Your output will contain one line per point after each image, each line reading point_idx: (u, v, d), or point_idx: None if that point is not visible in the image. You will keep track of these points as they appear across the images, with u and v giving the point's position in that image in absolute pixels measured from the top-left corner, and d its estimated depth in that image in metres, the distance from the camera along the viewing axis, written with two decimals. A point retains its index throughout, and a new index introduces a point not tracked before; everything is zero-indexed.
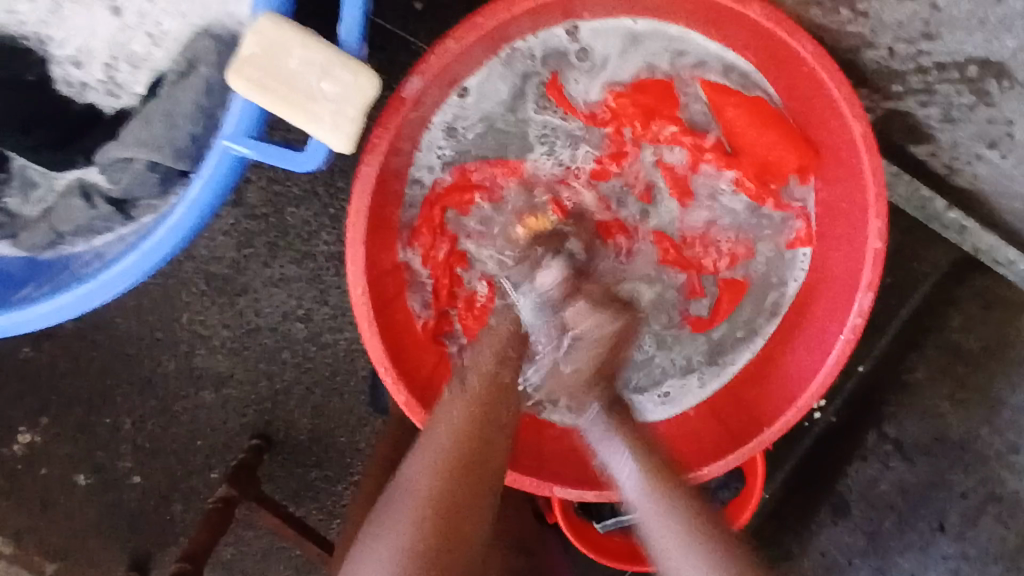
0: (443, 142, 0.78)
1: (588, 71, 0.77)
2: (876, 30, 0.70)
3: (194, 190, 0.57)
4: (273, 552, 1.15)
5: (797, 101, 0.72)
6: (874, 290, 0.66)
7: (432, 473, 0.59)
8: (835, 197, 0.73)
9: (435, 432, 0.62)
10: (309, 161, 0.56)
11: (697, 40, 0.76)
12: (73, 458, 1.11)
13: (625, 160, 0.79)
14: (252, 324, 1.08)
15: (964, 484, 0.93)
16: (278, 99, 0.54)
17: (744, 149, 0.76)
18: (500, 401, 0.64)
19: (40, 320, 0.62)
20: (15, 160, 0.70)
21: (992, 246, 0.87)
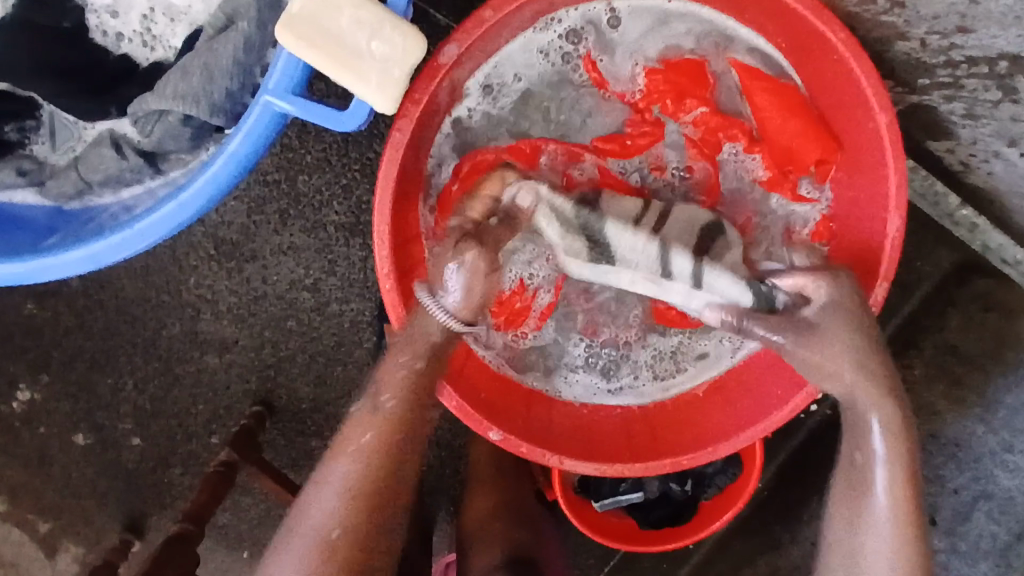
0: (476, 106, 0.78)
1: (621, 47, 0.78)
2: (911, 21, 0.70)
3: (232, 143, 0.58)
4: (269, 519, 1.16)
5: (824, 91, 0.73)
6: (889, 278, 0.67)
7: (337, 508, 0.68)
8: (858, 190, 0.73)
9: (343, 463, 0.69)
10: (351, 120, 0.56)
11: (731, 24, 0.77)
12: (73, 416, 1.12)
13: (653, 141, 0.79)
14: (259, 290, 1.08)
15: (956, 480, 0.96)
16: (323, 55, 0.54)
17: (769, 135, 0.77)
18: (403, 424, 0.69)
19: (69, 268, 0.63)
20: (45, 108, 0.71)
21: (1000, 245, 0.88)
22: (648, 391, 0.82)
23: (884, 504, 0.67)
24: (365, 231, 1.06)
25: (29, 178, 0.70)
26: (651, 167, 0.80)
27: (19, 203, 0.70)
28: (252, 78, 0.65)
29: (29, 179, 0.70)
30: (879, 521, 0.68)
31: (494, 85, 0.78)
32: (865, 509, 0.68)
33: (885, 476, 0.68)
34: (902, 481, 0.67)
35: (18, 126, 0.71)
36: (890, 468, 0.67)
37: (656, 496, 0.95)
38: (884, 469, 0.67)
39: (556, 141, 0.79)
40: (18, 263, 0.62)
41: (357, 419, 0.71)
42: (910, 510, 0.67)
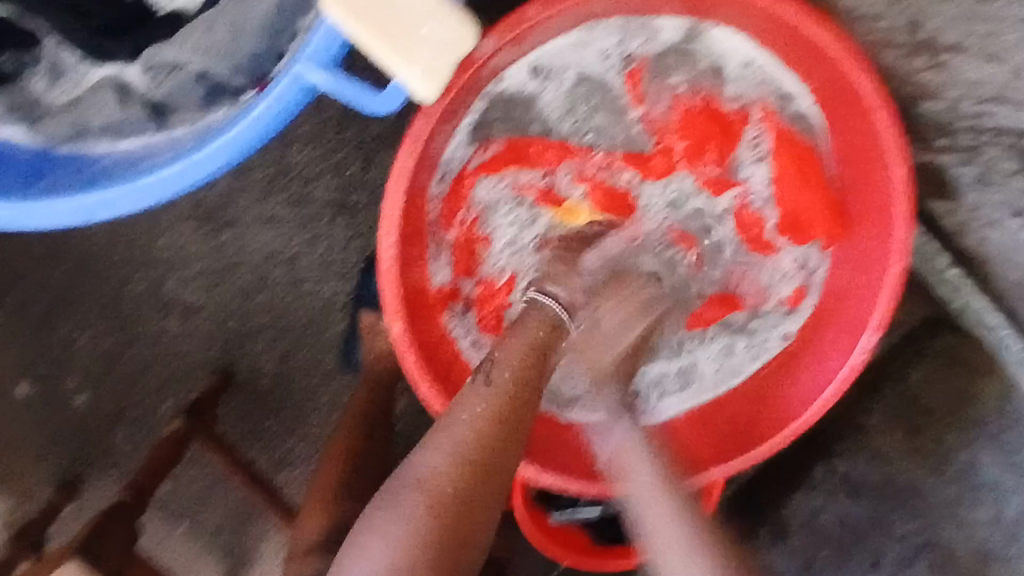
0: (525, 85, 0.77)
1: (666, 71, 0.78)
2: (946, 84, 0.74)
3: (258, 109, 0.57)
4: (212, 493, 1.12)
5: (848, 146, 0.74)
6: (880, 332, 0.69)
7: (452, 469, 0.56)
8: (864, 243, 0.75)
9: (454, 425, 0.59)
10: (383, 103, 0.56)
11: (782, 76, 0.77)
12: (18, 365, 1.06)
13: (668, 159, 0.80)
14: (232, 260, 1.04)
15: (905, 527, 0.95)
16: (368, 31, 0.53)
17: (780, 200, 0.79)
18: (536, 372, 0.63)
19: (57, 218, 0.61)
20: (48, 41, 0.66)
21: (981, 308, 0.83)
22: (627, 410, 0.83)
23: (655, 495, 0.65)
24: (351, 212, 1.02)
25: (20, 114, 0.65)
26: (648, 175, 0.81)
27: (3, 137, 0.65)
28: (279, 41, 0.62)
29: (19, 115, 0.65)
30: (660, 534, 0.64)
31: (544, 70, 0.77)
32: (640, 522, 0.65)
33: (655, 494, 0.65)
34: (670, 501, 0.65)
35: (14, 57, 0.65)
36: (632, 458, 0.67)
37: (614, 513, 0.96)
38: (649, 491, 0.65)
39: (572, 154, 0.80)
40: (15, 205, 0.59)
41: (477, 388, 0.62)
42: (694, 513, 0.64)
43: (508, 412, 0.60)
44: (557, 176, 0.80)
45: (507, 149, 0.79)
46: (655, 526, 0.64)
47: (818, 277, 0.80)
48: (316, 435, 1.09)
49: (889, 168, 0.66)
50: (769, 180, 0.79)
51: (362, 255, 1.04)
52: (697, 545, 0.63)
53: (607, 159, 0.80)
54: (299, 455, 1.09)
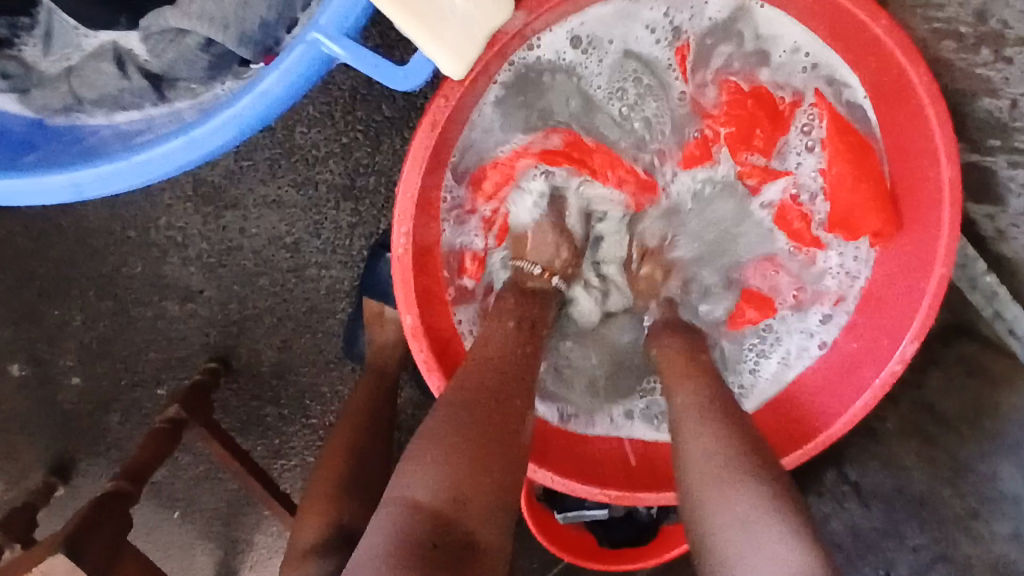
0: (565, 54, 0.73)
1: (717, 51, 0.75)
2: (1010, 79, 0.70)
3: (265, 82, 0.53)
4: (208, 480, 1.09)
5: (898, 142, 0.70)
6: (917, 341, 0.66)
7: (488, 398, 0.57)
8: (910, 244, 0.71)
9: (478, 367, 0.60)
10: (405, 80, 0.53)
11: (834, 60, 0.74)
12: (12, 344, 1.03)
13: (710, 144, 0.78)
14: (234, 242, 1.01)
15: (917, 539, 0.91)
16: (404, 7, 0.49)
17: (832, 194, 0.76)
18: (541, 325, 0.68)
19: (52, 196, 0.57)
20: (44, 6, 0.63)
21: (1014, 317, 0.78)
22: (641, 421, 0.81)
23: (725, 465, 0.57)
24: (358, 196, 0.99)
25: (11, 83, 0.62)
26: (686, 160, 0.78)
27: None
28: (292, 10, 0.59)
29: (9, 84, 0.62)
30: (729, 509, 0.55)
31: (585, 40, 0.74)
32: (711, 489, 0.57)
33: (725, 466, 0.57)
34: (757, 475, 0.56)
35: (9, 22, 0.63)
36: (701, 418, 0.62)
37: (621, 515, 0.94)
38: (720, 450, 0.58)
39: (608, 149, 0.77)
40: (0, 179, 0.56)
41: (456, 384, 0.59)
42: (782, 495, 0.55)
43: (481, 391, 0.57)
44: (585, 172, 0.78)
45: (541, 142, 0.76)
46: (721, 499, 0.56)
47: (863, 278, 0.78)
48: (316, 423, 1.06)
49: (938, 169, 0.63)
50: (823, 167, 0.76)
51: (369, 241, 1.00)
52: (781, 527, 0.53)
53: (659, 149, 0.78)
54: (298, 444, 1.07)
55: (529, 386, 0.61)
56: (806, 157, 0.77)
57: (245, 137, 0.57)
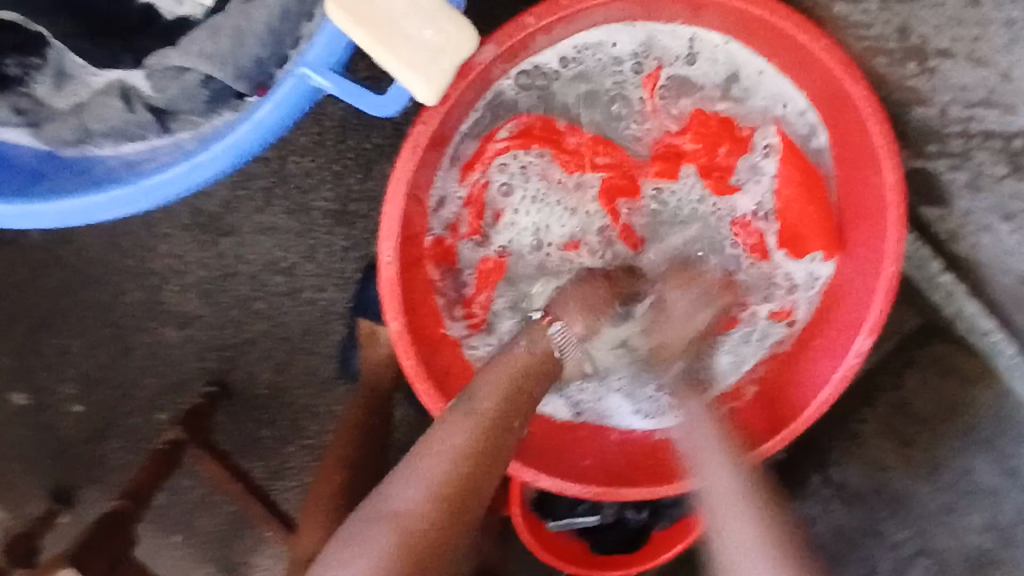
0: (529, 85, 0.79)
1: (686, 83, 0.81)
2: (937, 88, 0.75)
3: (261, 112, 0.58)
4: (206, 503, 1.11)
5: (845, 158, 0.75)
6: (874, 334, 0.69)
7: (426, 506, 0.55)
8: (857, 255, 0.76)
9: (433, 457, 0.58)
10: (386, 106, 0.57)
11: (794, 91, 0.78)
12: (14, 373, 1.07)
13: (678, 162, 0.82)
14: (230, 268, 1.05)
15: (897, 535, 0.96)
16: (370, 35, 0.55)
17: (782, 214, 0.81)
18: (516, 404, 0.63)
19: (63, 218, 0.61)
20: (53, 48, 0.67)
21: (973, 313, 0.85)
22: (657, 408, 0.83)
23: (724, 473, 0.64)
24: (350, 221, 1.03)
25: (24, 118, 0.66)
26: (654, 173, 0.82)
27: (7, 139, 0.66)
28: (282, 48, 0.63)
29: (23, 119, 0.66)
30: (729, 519, 0.60)
31: (569, 58, 0.79)
32: (709, 498, 0.63)
33: (728, 479, 0.63)
34: (756, 511, 0.60)
35: (19, 61, 0.66)
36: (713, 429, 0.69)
37: (611, 521, 0.96)
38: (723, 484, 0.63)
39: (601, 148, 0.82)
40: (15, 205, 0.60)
41: (442, 434, 0.60)
42: (761, 491, 0.62)
43: (435, 507, 0.55)
44: (550, 158, 0.81)
45: (530, 128, 0.80)
46: (723, 505, 0.61)
47: (813, 291, 0.81)
48: (313, 443, 1.09)
49: (880, 173, 0.67)
50: (781, 184, 0.80)
51: (361, 265, 1.04)
52: (773, 550, 0.57)
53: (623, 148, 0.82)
54: (296, 464, 1.09)
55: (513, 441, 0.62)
56: (766, 179, 0.81)
57: (239, 164, 0.61)
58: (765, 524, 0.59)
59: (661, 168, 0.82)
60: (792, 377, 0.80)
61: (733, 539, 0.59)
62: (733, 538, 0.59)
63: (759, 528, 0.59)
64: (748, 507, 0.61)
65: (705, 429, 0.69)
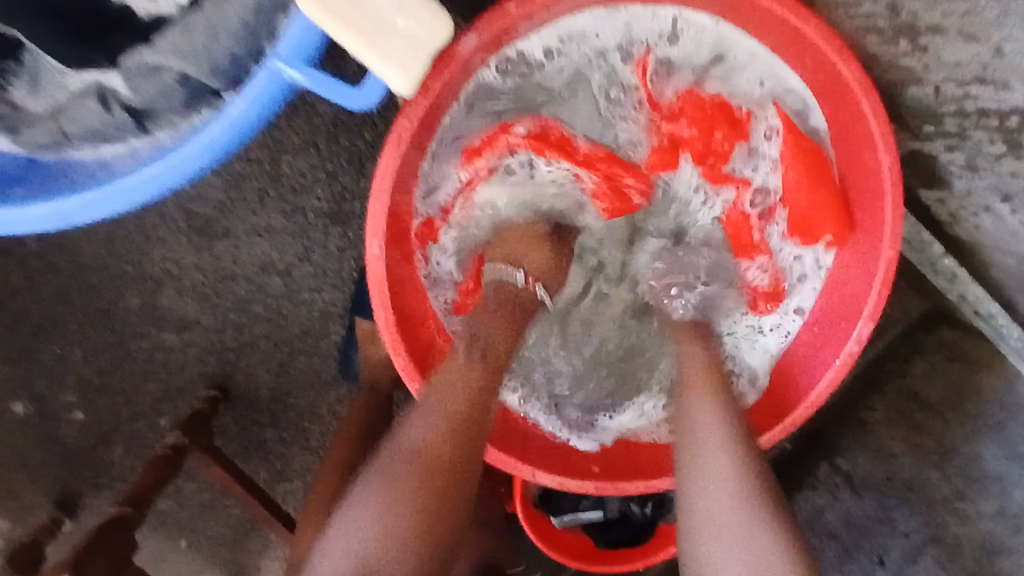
0: (515, 75, 0.77)
1: (676, 67, 0.79)
2: (930, 66, 0.72)
3: (233, 108, 0.58)
4: (211, 507, 1.11)
5: (841, 139, 0.73)
6: (873, 321, 0.68)
7: (436, 429, 0.63)
8: (859, 238, 0.74)
9: (437, 395, 0.66)
10: (362, 99, 0.57)
11: (785, 72, 0.76)
12: (14, 382, 1.07)
13: (683, 155, 0.84)
14: (227, 271, 1.04)
15: (907, 524, 0.95)
16: (343, 27, 0.54)
17: (788, 197, 0.80)
18: (503, 340, 0.72)
19: (35, 223, 0.61)
20: (29, 51, 0.65)
21: (977, 298, 0.85)
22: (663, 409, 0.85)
23: (721, 457, 0.63)
24: (345, 220, 1.02)
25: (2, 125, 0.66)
26: (660, 160, 0.84)
27: None
28: (258, 44, 0.62)
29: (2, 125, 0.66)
30: (712, 500, 0.61)
31: (556, 49, 0.76)
32: (699, 478, 0.63)
33: (720, 465, 0.63)
34: (750, 494, 0.60)
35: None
36: (712, 411, 0.68)
37: (616, 516, 0.96)
38: (714, 440, 0.65)
39: (586, 135, 0.83)
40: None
41: (441, 379, 0.67)
42: (751, 462, 0.63)
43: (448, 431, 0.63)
44: (563, 160, 0.82)
45: (543, 128, 0.81)
46: (707, 484, 0.62)
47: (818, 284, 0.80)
48: (315, 445, 1.09)
49: (877, 154, 0.66)
50: (784, 164, 0.79)
51: (358, 264, 1.04)
52: (757, 535, 0.58)
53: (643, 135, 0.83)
54: (299, 467, 1.09)
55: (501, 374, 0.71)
56: (764, 166, 0.81)
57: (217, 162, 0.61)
58: (750, 506, 0.60)
59: (667, 160, 0.84)
60: (800, 367, 0.79)
61: (715, 521, 0.60)
62: (715, 521, 0.60)
63: (737, 500, 0.60)
64: (736, 493, 0.60)
65: (705, 415, 0.68)
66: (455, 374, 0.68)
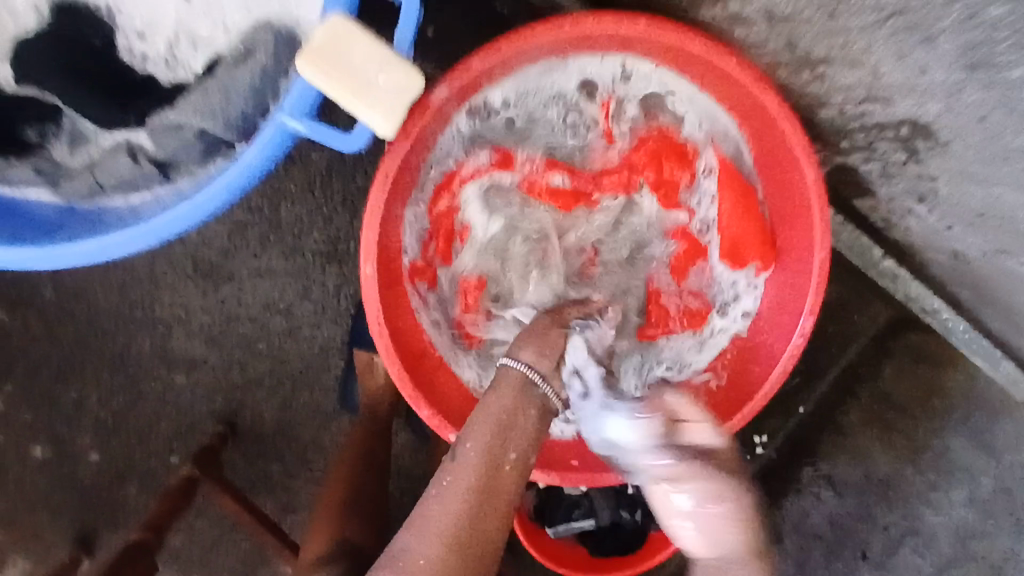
0: (481, 121, 0.84)
1: (627, 110, 0.87)
2: (829, 90, 0.78)
3: (248, 154, 0.66)
4: (222, 542, 1.16)
5: (771, 168, 0.81)
6: (812, 313, 0.77)
7: (450, 530, 0.62)
8: (795, 257, 0.81)
9: (450, 491, 0.63)
10: (353, 141, 0.65)
11: (720, 113, 0.84)
12: (33, 428, 1.13)
13: (631, 182, 0.89)
14: (233, 312, 1.12)
15: (886, 518, 1.02)
16: (335, 84, 0.62)
17: (722, 227, 0.86)
18: (519, 426, 0.64)
19: (80, 257, 0.68)
20: (66, 116, 0.76)
21: (920, 294, 0.95)
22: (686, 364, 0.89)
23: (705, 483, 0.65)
24: (341, 259, 1.10)
25: (44, 178, 0.75)
26: (611, 183, 0.89)
27: (32, 199, 0.75)
28: (263, 101, 0.72)
29: (44, 178, 0.75)
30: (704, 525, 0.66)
31: (513, 99, 0.84)
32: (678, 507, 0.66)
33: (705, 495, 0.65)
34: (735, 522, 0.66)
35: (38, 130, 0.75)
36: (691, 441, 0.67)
37: (607, 525, 1.01)
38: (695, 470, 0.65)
39: (563, 165, 0.89)
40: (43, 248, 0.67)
41: (452, 463, 0.64)
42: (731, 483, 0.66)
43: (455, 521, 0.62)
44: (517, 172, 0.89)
45: (501, 158, 0.88)
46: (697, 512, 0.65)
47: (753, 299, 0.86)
48: (320, 475, 1.15)
49: (803, 173, 0.74)
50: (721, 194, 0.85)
51: (355, 299, 1.12)
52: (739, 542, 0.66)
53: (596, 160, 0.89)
54: (305, 498, 1.15)
55: (521, 449, 0.65)
56: (707, 200, 0.87)
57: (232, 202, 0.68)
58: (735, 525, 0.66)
59: (616, 181, 0.89)
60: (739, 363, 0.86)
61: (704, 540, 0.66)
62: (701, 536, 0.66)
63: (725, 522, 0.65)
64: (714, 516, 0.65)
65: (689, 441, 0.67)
66: (467, 443, 0.65)
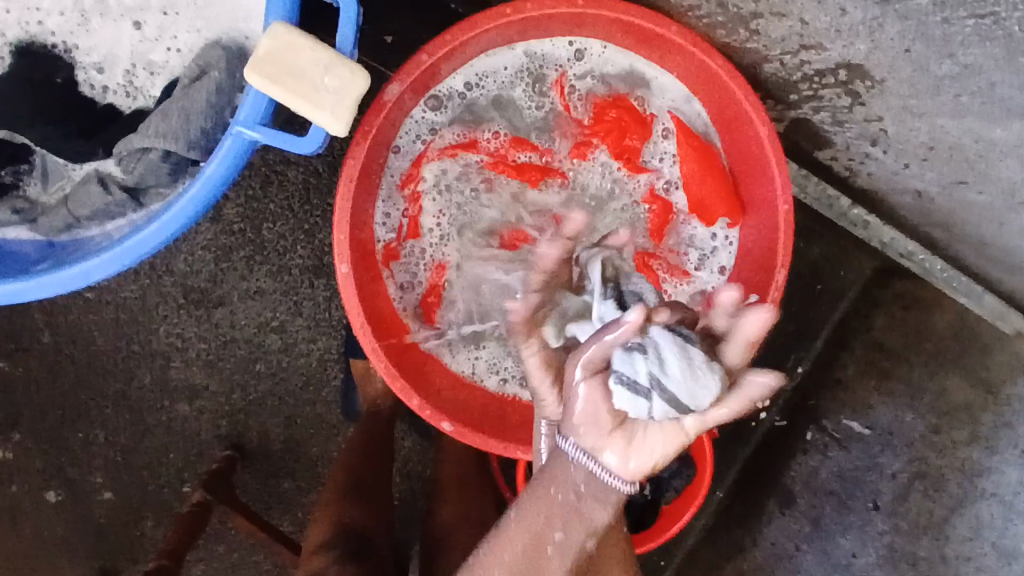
0: (443, 112, 0.87)
1: (584, 86, 0.88)
2: (768, 45, 0.80)
3: (209, 167, 0.67)
4: (243, 565, 1.17)
5: (727, 127, 0.84)
6: (784, 265, 0.78)
7: None
8: (757, 210, 0.83)
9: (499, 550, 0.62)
10: (308, 143, 0.67)
11: (673, 82, 0.87)
12: (46, 472, 1.15)
13: (589, 149, 0.88)
14: (228, 335, 1.13)
15: (893, 465, 1.02)
16: (286, 91, 0.64)
17: (687, 187, 0.88)
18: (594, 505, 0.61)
19: (59, 285, 0.70)
20: (37, 153, 0.80)
21: (893, 239, 0.99)
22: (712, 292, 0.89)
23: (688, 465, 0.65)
24: (328, 272, 1.12)
25: (24, 216, 0.79)
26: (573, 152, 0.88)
27: (12, 237, 0.78)
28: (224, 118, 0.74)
29: (22, 217, 0.79)
30: None
31: (473, 85, 0.87)
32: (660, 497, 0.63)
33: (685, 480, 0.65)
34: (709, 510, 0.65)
35: (13, 169, 0.80)
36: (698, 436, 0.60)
37: None
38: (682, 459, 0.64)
39: (528, 144, 0.88)
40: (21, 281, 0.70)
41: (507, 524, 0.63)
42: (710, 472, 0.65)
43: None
44: (479, 152, 0.87)
45: (456, 142, 0.87)
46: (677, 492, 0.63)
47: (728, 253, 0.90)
48: None
49: (756, 129, 0.77)
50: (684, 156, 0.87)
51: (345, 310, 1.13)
52: None
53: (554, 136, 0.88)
54: None
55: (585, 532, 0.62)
56: (668, 158, 0.89)
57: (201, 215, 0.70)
58: None
59: (579, 151, 0.88)
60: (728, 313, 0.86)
61: None
62: None
63: None
64: None
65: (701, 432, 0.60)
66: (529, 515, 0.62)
